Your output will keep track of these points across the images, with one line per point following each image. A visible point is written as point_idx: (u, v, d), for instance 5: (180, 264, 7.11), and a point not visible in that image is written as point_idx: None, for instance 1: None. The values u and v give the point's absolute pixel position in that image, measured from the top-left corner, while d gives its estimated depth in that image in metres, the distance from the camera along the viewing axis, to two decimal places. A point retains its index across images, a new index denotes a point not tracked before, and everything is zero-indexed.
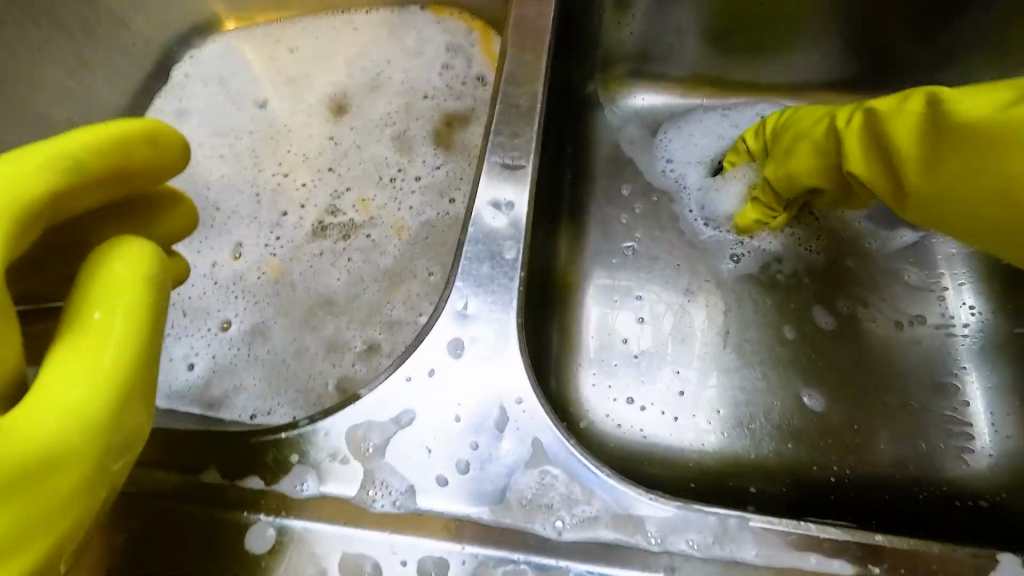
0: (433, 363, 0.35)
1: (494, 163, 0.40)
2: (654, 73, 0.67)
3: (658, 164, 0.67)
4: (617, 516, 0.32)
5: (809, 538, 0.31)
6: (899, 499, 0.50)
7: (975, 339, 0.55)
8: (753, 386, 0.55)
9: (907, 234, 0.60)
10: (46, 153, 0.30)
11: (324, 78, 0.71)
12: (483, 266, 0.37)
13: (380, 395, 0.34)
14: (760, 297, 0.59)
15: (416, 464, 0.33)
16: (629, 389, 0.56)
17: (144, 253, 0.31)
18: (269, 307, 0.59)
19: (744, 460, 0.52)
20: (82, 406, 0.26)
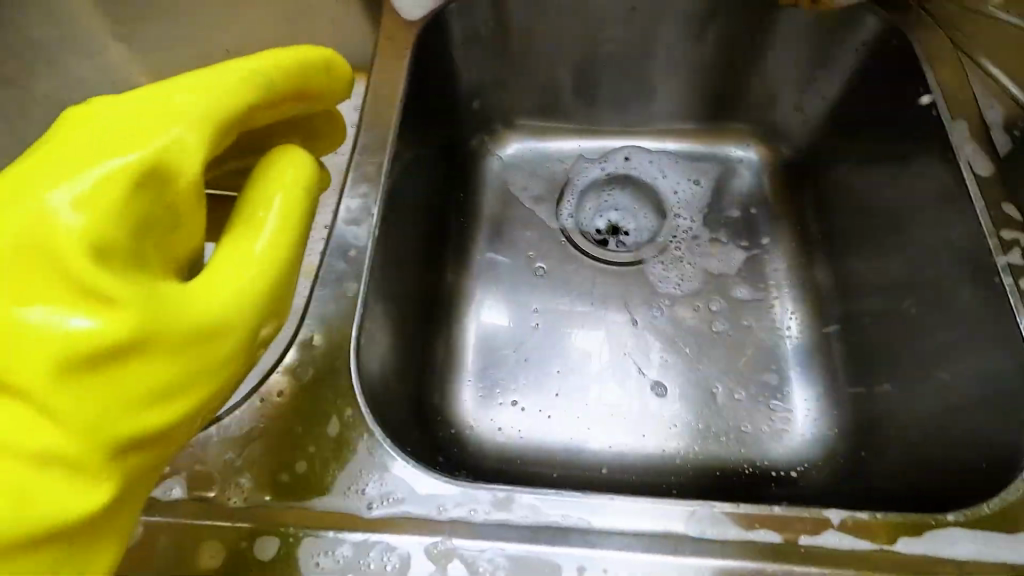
0: (282, 385, 0.40)
1: (343, 219, 0.47)
2: (530, 124, 0.77)
3: (556, 215, 0.74)
4: (413, 493, 0.36)
5: (570, 502, 0.35)
6: (728, 475, 0.59)
7: (795, 338, 0.65)
8: (613, 388, 0.64)
9: (739, 254, 0.70)
10: (245, 70, 0.34)
11: None
12: (327, 304, 0.43)
13: (237, 413, 0.38)
14: (624, 314, 0.68)
15: (262, 466, 0.37)
16: (508, 395, 0.64)
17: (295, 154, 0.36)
18: None
19: (604, 453, 0.61)
20: (243, 290, 0.31)
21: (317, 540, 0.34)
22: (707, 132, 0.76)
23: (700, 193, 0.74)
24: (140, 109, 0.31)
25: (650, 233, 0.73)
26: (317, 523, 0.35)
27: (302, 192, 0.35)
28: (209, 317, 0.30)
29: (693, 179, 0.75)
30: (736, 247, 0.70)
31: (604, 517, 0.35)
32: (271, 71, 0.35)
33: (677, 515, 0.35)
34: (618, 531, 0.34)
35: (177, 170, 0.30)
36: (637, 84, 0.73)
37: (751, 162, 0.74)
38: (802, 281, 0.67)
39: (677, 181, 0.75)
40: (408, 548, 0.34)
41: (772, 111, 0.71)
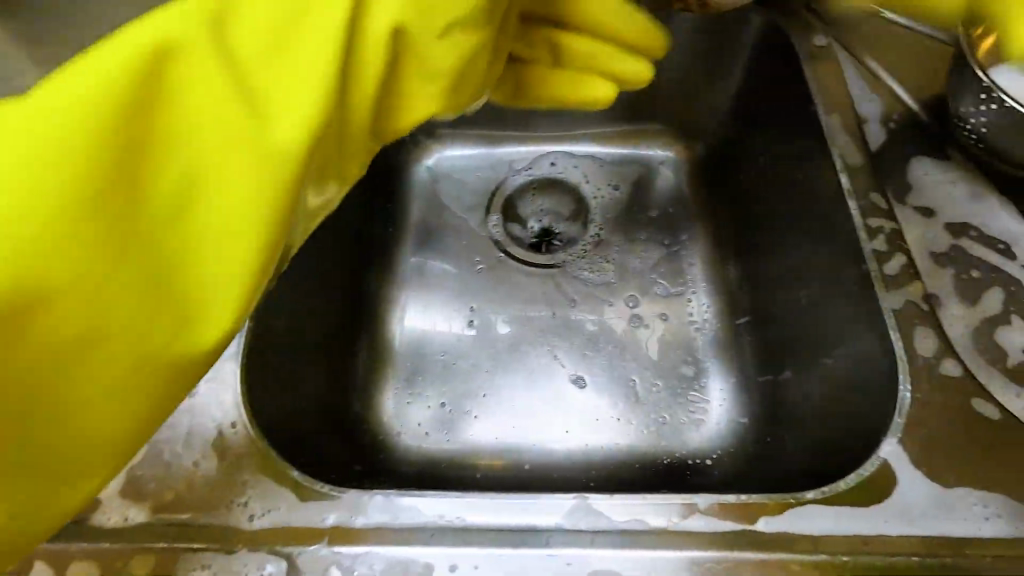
0: None
1: None
2: (453, 132, 0.78)
3: (484, 221, 0.75)
4: (294, 503, 0.36)
5: (449, 501, 0.36)
6: (646, 467, 0.60)
7: (711, 330, 0.67)
8: (537, 388, 0.65)
9: (657, 251, 0.72)
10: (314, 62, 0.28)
11: None
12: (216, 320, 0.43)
13: None
14: (548, 314, 0.69)
15: (145, 485, 0.37)
16: (435, 400, 0.64)
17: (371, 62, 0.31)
18: None
19: (527, 452, 0.62)
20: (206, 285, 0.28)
21: (192, 558, 0.35)
22: (625, 135, 0.78)
23: (620, 196, 0.76)
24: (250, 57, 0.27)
25: (575, 234, 0.74)
26: (194, 538, 0.35)
27: (321, 115, 0.28)
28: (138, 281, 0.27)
29: (614, 181, 0.77)
30: (654, 245, 0.72)
31: (479, 515, 0.36)
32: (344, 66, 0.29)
33: (552, 507, 0.36)
34: (493, 528, 0.35)
35: (137, 90, 0.25)
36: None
37: (669, 162, 0.77)
38: (716, 274, 0.69)
39: (599, 183, 0.77)
40: (284, 556, 0.35)
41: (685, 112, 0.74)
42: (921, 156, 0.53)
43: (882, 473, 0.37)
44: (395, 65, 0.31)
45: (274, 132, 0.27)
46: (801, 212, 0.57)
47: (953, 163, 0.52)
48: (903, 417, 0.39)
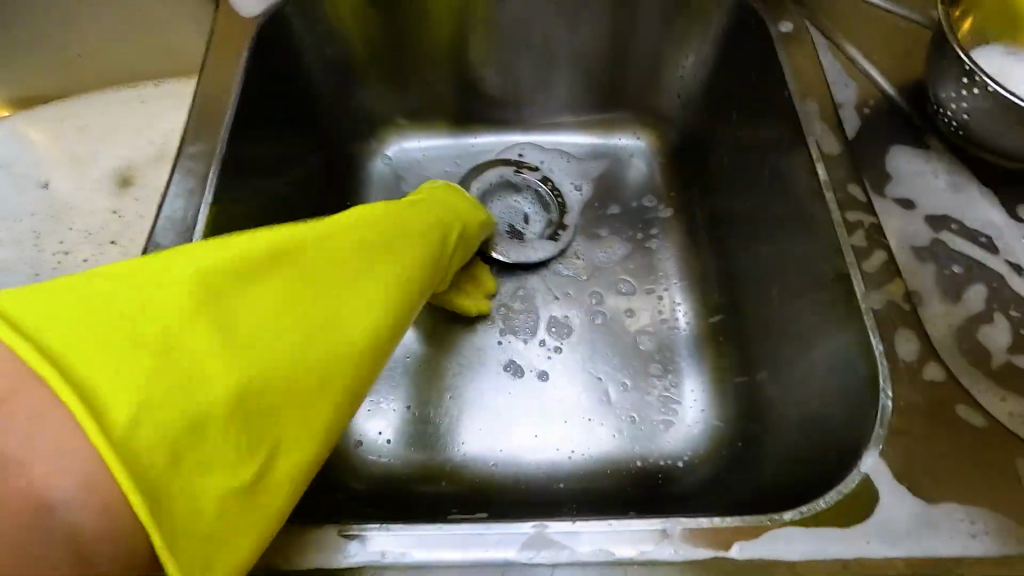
0: None
1: (166, 234, 0.45)
2: (414, 121, 0.74)
3: None
4: None
5: (390, 535, 0.34)
6: (618, 473, 0.58)
7: (686, 328, 0.64)
8: (502, 390, 0.61)
9: (625, 245, 0.69)
10: (389, 237, 0.47)
11: (109, 154, 0.75)
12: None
13: None
14: (509, 312, 0.66)
15: None
16: (395, 406, 0.61)
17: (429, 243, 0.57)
18: None
19: (492, 459, 0.58)
20: (366, 364, 0.40)
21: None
22: (596, 125, 0.75)
23: (583, 195, 0.73)
24: (366, 239, 0.45)
25: (540, 232, 0.70)
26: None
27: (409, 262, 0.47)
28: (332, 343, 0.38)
29: (578, 182, 0.74)
30: (620, 239, 0.70)
31: (423, 550, 0.33)
32: (413, 235, 0.49)
33: (508, 539, 0.33)
34: (441, 565, 0.33)
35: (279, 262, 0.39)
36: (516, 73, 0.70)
37: (641, 153, 0.74)
38: (690, 272, 0.67)
39: (566, 177, 0.74)
40: None
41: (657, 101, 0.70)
42: (901, 144, 0.50)
43: (859, 492, 0.34)
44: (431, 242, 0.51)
45: (386, 265, 0.45)
46: (776, 204, 0.55)
47: (932, 152, 0.50)
48: (884, 426, 0.37)
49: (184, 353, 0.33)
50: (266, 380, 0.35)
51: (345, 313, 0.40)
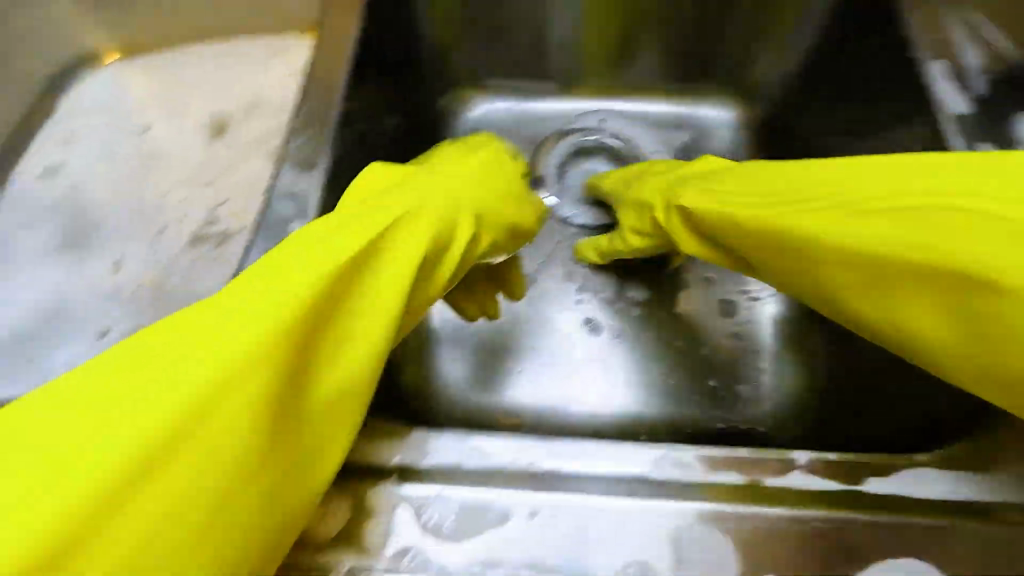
0: None
1: (291, 164, 0.48)
2: (501, 84, 0.75)
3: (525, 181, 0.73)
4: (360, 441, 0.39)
5: (520, 444, 0.38)
6: (698, 434, 0.58)
7: (768, 298, 0.64)
8: (581, 347, 0.62)
9: None
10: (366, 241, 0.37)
11: (205, 102, 0.78)
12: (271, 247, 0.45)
13: None
14: (586, 271, 0.67)
15: None
16: (476, 353, 0.62)
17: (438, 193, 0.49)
18: (147, 311, 0.65)
19: (571, 411, 0.59)
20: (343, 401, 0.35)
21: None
22: (680, 95, 0.75)
23: None
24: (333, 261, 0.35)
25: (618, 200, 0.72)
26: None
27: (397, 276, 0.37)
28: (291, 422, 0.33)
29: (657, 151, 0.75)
30: None
31: (554, 461, 0.37)
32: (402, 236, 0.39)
33: (631, 456, 0.37)
34: (571, 474, 0.37)
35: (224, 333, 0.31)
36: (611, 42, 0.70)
37: (725, 125, 0.74)
38: None
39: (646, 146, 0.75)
40: (353, 491, 0.37)
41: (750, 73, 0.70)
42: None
43: None
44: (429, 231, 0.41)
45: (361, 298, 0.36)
46: None
47: None
48: None
49: (124, 486, 0.28)
50: (213, 489, 0.30)
51: (303, 370, 0.33)
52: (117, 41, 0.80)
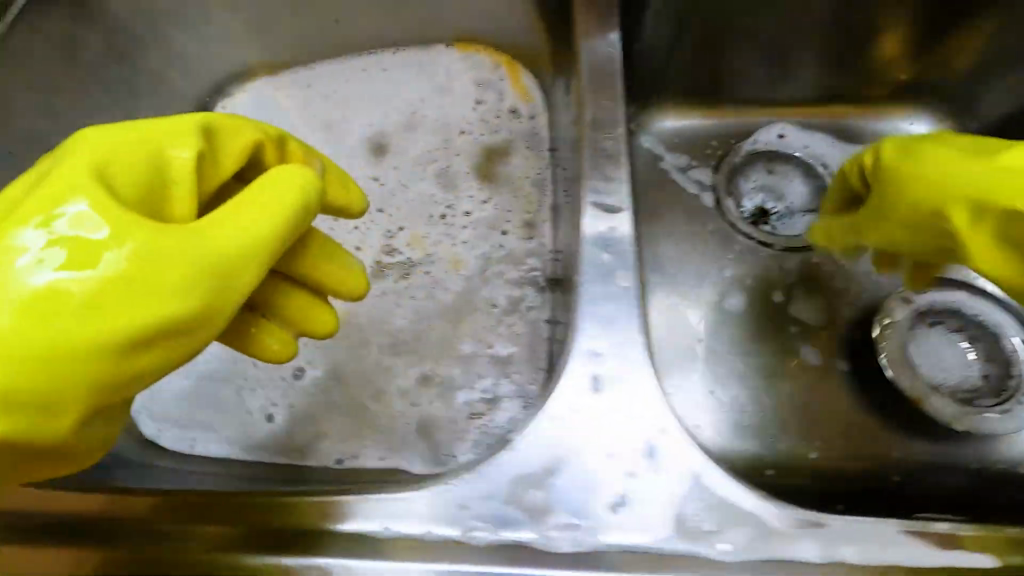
0: (593, 370, 0.39)
1: (591, 204, 0.44)
2: (682, 98, 0.73)
3: (708, 200, 0.70)
4: (776, 535, 0.35)
5: (950, 536, 0.36)
6: (947, 476, 0.56)
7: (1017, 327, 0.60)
8: (809, 383, 0.61)
9: None
10: (138, 164, 0.36)
11: (361, 120, 0.74)
12: (611, 304, 0.40)
13: (539, 440, 0.37)
14: (797, 299, 0.64)
15: (588, 492, 0.36)
16: (703, 388, 0.60)
17: (187, 204, 0.37)
18: (343, 350, 0.61)
19: (809, 454, 0.58)
20: (194, 295, 0.34)
21: (269, 551, 0.36)
22: (869, 108, 0.73)
23: None
24: (145, 174, 0.37)
25: (798, 227, 0.69)
26: (422, 557, 0.35)
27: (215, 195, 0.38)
28: (65, 329, 0.32)
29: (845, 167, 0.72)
30: None
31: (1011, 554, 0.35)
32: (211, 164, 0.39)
33: None
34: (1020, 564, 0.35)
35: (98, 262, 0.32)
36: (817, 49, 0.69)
37: None
38: None
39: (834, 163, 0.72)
40: None
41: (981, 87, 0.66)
42: None
43: None
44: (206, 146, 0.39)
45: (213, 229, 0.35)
46: None
47: None
48: None
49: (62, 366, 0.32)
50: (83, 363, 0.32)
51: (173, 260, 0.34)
52: (260, 59, 0.75)
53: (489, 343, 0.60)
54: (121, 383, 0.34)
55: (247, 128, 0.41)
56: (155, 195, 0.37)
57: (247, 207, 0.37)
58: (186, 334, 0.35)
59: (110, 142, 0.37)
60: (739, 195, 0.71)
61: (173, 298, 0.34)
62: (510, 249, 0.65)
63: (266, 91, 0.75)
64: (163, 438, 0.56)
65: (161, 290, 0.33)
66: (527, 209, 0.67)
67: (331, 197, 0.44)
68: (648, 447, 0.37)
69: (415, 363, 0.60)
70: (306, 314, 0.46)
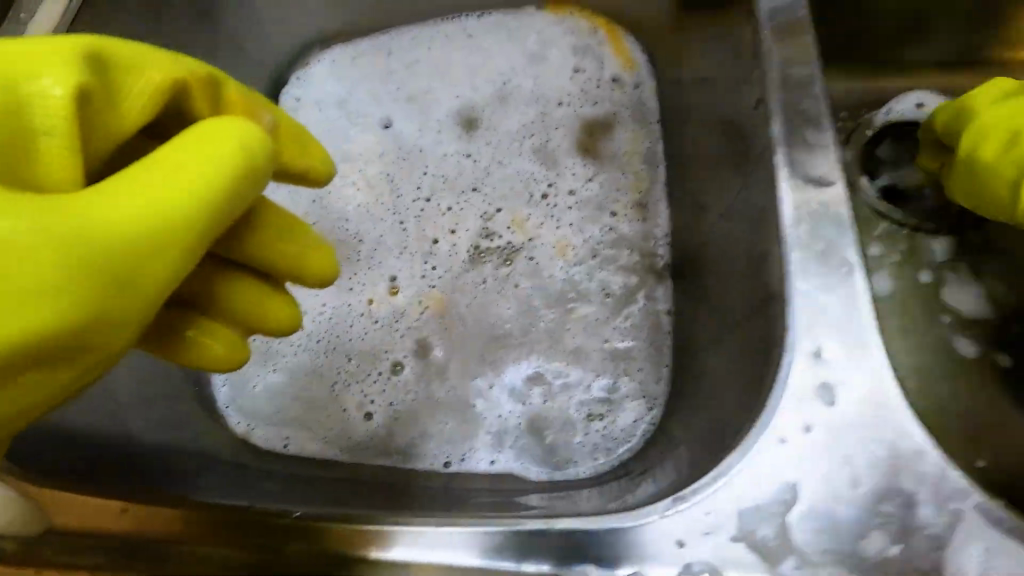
0: (821, 381, 0.33)
1: (798, 176, 0.38)
2: None
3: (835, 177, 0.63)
4: None
5: None
6: None
7: None
8: (983, 384, 0.52)
9: None
10: (62, 110, 0.26)
11: (448, 91, 0.68)
12: (832, 301, 0.35)
13: (773, 465, 0.32)
14: (949, 285, 0.56)
15: (834, 530, 0.31)
16: None
17: (67, 164, 0.26)
18: (442, 342, 0.55)
19: (987, 467, 0.49)
20: (76, 285, 0.24)
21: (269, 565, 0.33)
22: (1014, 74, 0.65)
23: None
24: None
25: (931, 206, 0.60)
26: None
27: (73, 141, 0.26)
28: None
29: None
30: None
31: None
32: (54, 114, 0.26)
33: None
34: None
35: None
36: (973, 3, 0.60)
37: None
38: None
39: None
40: None
41: None
42: None
43: None
44: (95, 81, 0.28)
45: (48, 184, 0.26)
46: None
47: None
48: None
49: None
50: None
51: (40, 273, 0.23)
52: (338, 27, 0.70)
53: (605, 338, 0.54)
54: (22, 414, 0.25)
55: (156, 63, 0.31)
56: (16, 149, 0.26)
57: (189, 152, 0.27)
58: (106, 327, 0.25)
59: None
60: (861, 176, 0.63)
61: (88, 283, 0.24)
62: (621, 232, 0.59)
63: (342, 61, 0.70)
64: (256, 436, 0.52)
65: (90, 269, 0.24)
66: (638, 188, 0.61)
67: (291, 162, 0.35)
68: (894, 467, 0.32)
69: (523, 357, 0.54)
70: (257, 307, 0.34)
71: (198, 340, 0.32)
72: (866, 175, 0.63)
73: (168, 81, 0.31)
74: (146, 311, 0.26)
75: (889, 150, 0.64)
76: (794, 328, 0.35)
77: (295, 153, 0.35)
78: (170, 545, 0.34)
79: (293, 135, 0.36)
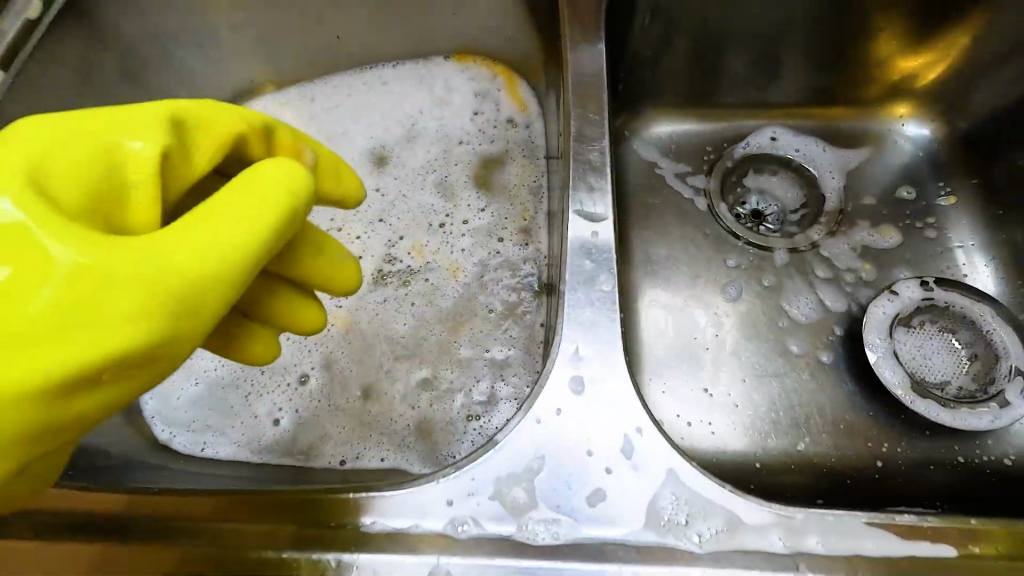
0: (574, 374, 0.37)
1: (575, 213, 0.44)
2: (676, 103, 0.74)
3: (698, 203, 0.71)
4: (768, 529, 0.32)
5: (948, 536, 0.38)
6: (944, 470, 0.56)
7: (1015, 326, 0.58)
8: (810, 381, 0.60)
9: (896, 235, 0.67)
10: (144, 165, 0.30)
11: (363, 133, 0.76)
12: (591, 310, 0.39)
13: (518, 441, 0.35)
14: (789, 296, 0.65)
15: (565, 493, 0.33)
16: (699, 381, 0.60)
17: (147, 209, 0.30)
18: (345, 355, 0.63)
19: (806, 452, 0.57)
20: (154, 316, 0.27)
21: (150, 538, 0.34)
22: (858, 109, 0.74)
23: (839, 182, 0.71)
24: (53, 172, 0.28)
25: (778, 226, 0.70)
26: (375, 553, 0.32)
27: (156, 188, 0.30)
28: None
29: (831, 169, 0.72)
30: (896, 226, 0.68)
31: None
32: (137, 168, 0.30)
33: None
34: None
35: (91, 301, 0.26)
36: (811, 52, 0.70)
37: (918, 139, 0.72)
38: (994, 264, 0.64)
39: (822, 164, 0.73)
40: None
41: (970, 93, 0.67)
42: None
43: None
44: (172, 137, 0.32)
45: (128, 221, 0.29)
46: None
47: None
48: None
49: None
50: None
51: (131, 305, 0.27)
52: (266, 77, 0.78)
53: (486, 348, 0.62)
54: (86, 421, 0.29)
55: (223, 115, 0.35)
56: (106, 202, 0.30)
57: (247, 196, 0.31)
58: (172, 348, 0.29)
59: (51, 134, 0.29)
60: (718, 201, 0.71)
61: (163, 312, 0.28)
62: (506, 255, 0.67)
63: (270, 106, 0.78)
64: (175, 441, 0.59)
65: (166, 302, 0.28)
66: (524, 217, 0.69)
67: (328, 191, 0.39)
68: (625, 443, 0.35)
69: (415, 367, 0.62)
70: (293, 313, 0.41)
71: (244, 338, 0.40)
72: (723, 200, 0.72)
73: (228, 132, 0.35)
74: (202, 334, 0.30)
75: (750, 179, 0.73)
76: (560, 330, 0.39)
77: (328, 182, 0.39)
78: (177, 524, 0.34)
79: (327, 164, 0.40)
